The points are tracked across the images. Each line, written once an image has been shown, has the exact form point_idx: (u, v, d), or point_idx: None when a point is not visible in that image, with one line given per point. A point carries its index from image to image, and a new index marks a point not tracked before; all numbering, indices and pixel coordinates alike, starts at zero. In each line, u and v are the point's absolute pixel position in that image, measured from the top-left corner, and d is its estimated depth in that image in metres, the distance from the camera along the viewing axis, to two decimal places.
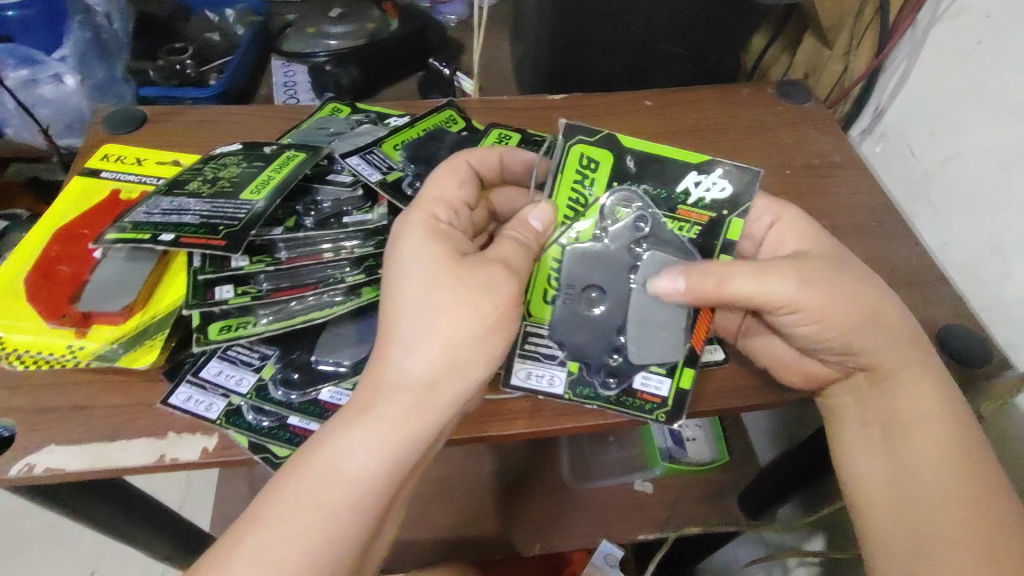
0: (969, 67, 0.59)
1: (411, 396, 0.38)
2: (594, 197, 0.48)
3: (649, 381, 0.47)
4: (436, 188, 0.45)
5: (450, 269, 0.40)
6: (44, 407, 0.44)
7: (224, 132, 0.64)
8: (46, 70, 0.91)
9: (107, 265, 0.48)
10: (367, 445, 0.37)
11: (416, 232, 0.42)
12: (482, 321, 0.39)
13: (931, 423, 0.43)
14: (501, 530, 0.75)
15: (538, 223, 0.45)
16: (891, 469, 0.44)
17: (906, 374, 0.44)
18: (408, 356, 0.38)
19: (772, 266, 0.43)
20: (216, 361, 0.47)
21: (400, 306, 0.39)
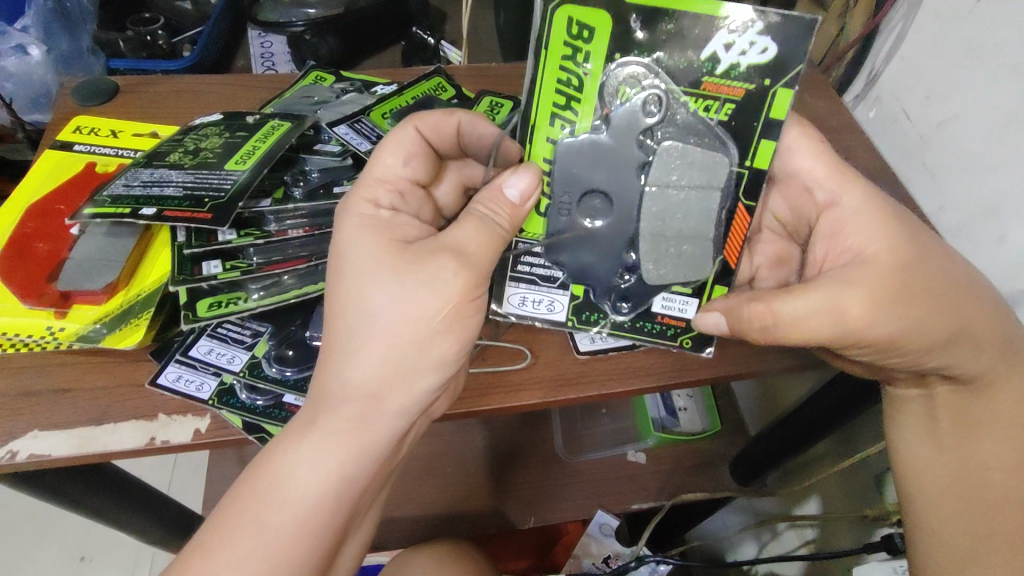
0: (967, 25, 0.58)
1: (356, 407, 0.36)
2: (591, 75, 0.41)
3: (672, 303, 0.47)
4: (378, 166, 0.43)
5: (387, 261, 0.38)
6: (24, 391, 0.42)
7: (202, 102, 0.61)
8: (8, 41, 0.81)
9: (86, 242, 0.46)
10: (311, 457, 0.36)
11: (354, 225, 0.40)
12: (425, 324, 0.36)
13: (1012, 426, 0.43)
14: (496, 504, 0.75)
15: (515, 193, 0.41)
16: (958, 465, 0.43)
17: (997, 377, 0.43)
18: (348, 364, 0.37)
19: (844, 292, 0.40)
20: (205, 340, 0.45)
21: (339, 311, 0.38)
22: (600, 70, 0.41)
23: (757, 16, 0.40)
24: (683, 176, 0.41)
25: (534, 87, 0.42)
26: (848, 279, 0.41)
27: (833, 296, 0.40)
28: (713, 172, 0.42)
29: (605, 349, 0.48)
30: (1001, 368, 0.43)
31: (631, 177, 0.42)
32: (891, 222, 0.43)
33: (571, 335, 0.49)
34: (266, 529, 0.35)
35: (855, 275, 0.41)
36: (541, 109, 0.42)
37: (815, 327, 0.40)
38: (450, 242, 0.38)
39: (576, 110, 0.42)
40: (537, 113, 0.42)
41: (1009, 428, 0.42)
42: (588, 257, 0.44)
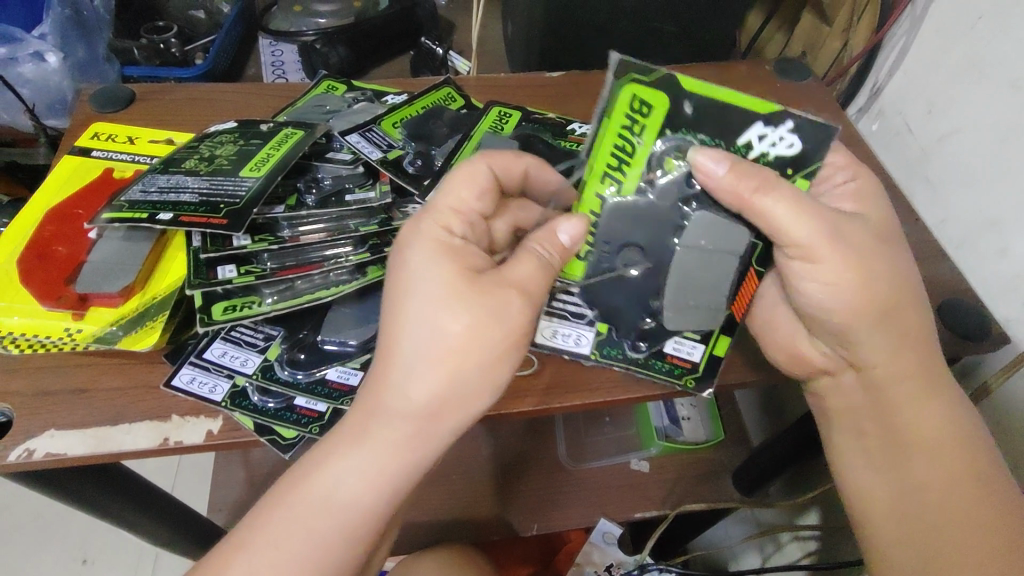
0: (969, 41, 0.59)
1: (413, 423, 0.37)
2: (644, 146, 0.42)
3: (682, 346, 0.48)
4: (452, 196, 0.41)
5: (459, 287, 0.37)
6: (42, 391, 0.43)
7: (216, 110, 0.62)
8: (25, 48, 0.82)
9: (104, 246, 0.47)
10: (364, 469, 0.37)
11: (425, 246, 0.39)
12: (489, 353, 0.37)
13: (937, 441, 0.43)
14: (498, 510, 0.75)
15: (567, 237, 0.42)
16: (895, 487, 0.44)
17: (907, 393, 0.43)
18: (411, 382, 0.36)
19: (809, 204, 0.40)
20: (219, 342, 0.46)
21: (403, 328, 0.37)
22: (651, 144, 0.42)
23: (790, 117, 0.41)
24: (717, 245, 0.43)
25: (593, 144, 0.42)
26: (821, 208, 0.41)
27: (809, 215, 0.40)
28: (737, 242, 0.44)
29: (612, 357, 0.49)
30: (919, 369, 0.43)
31: (667, 236, 0.44)
32: (873, 197, 0.45)
33: None
34: (300, 533, 0.36)
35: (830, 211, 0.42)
36: (593, 171, 0.43)
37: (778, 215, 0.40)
38: (515, 280, 0.39)
39: (625, 175, 0.43)
40: (591, 167, 0.43)
41: (937, 444, 0.43)
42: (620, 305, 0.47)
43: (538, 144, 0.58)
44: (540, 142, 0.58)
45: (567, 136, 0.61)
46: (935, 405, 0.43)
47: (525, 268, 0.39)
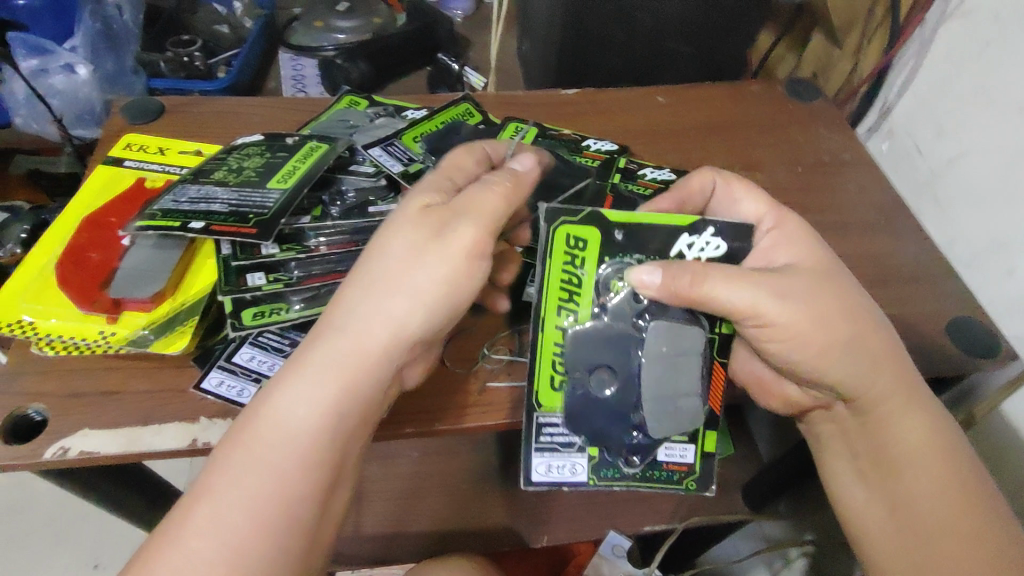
0: (977, 66, 0.61)
1: (351, 339, 0.39)
2: (589, 274, 0.44)
3: (673, 450, 0.47)
4: (452, 159, 0.48)
5: (421, 215, 0.42)
6: (76, 392, 0.45)
7: (242, 124, 0.65)
8: (57, 60, 0.85)
9: (136, 252, 0.49)
10: (307, 387, 0.38)
11: (419, 190, 0.45)
12: (433, 275, 0.40)
13: (922, 457, 0.44)
14: (510, 519, 0.75)
15: (521, 165, 0.46)
16: (885, 501, 0.45)
17: (886, 412, 0.44)
18: (357, 304, 0.40)
19: (749, 276, 0.42)
20: (248, 347, 0.47)
21: (366, 258, 0.41)
22: (594, 272, 0.45)
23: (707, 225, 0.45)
24: (678, 349, 0.42)
25: (541, 287, 0.44)
26: (763, 275, 0.42)
27: (754, 291, 0.41)
28: (695, 340, 0.43)
29: None
30: (892, 390, 0.43)
31: (631, 349, 0.43)
32: (800, 239, 0.46)
33: None
34: (262, 469, 0.36)
35: (767, 273, 0.42)
36: (547, 306, 0.45)
37: (727, 295, 0.41)
38: (476, 205, 0.42)
39: (579, 304, 0.45)
40: (545, 307, 0.45)
41: (925, 459, 0.44)
42: (601, 431, 0.44)
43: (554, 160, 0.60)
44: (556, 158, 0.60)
45: (582, 152, 0.63)
46: (915, 414, 0.44)
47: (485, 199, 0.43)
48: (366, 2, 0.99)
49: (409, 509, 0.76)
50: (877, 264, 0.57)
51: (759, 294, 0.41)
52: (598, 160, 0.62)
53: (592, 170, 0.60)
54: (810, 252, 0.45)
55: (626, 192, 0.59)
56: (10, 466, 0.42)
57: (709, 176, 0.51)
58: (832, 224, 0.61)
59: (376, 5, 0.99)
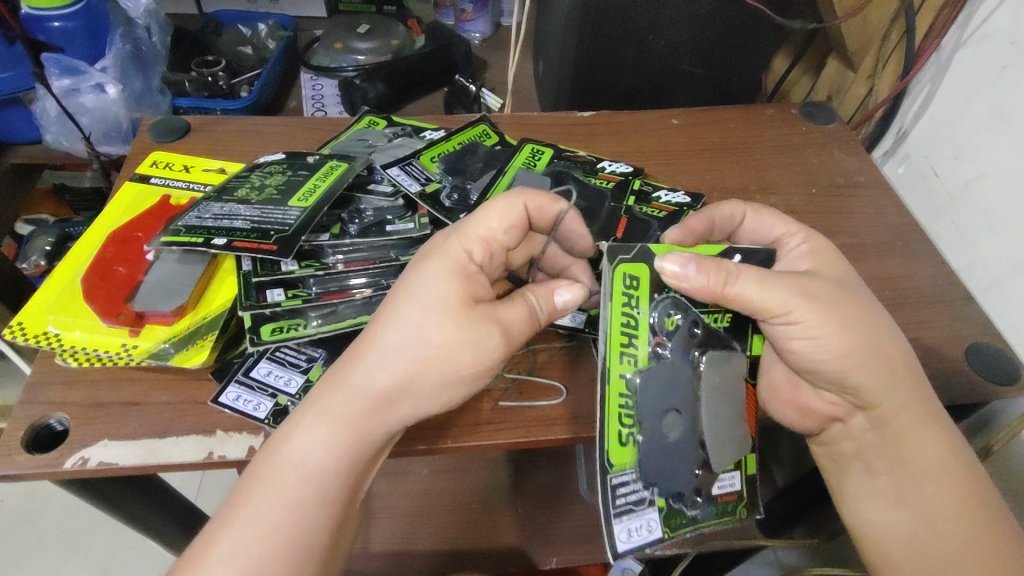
0: (994, 90, 0.61)
1: (370, 403, 0.39)
2: (644, 316, 0.44)
3: (724, 482, 0.46)
4: (483, 222, 0.44)
5: (456, 309, 0.40)
6: (97, 402, 0.46)
7: (264, 142, 0.66)
8: (88, 80, 0.84)
9: (160, 266, 0.50)
10: (324, 436, 0.38)
11: (443, 266, 0.41)
12: (457, 372, 0.40)
13: (943, 472, 0.44)
14: (519, 540, 0.75)
15: (562, 300, 0.44)
16: (909, 522, 0.44)
17: (909, 426, 0.44)
18: (376, 367, 0.39)
19: (775, 277, 0.43)
20: (265, 362, 0.48)
21: (387, 320, 0.40)
22: (647, 314, 0.44)
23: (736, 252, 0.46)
24: (728, 379, 0.44)
25: (605, 333, 0.43)
26: (790, 277, 0.43)
27: (781, 288, 0.42)
28: (737, 366, 0.45)
29: None
30: (905, 405, 0.44)
31: (689, 388, 0.43)
32: (828, 253, 0.48)
33: None
34: (283, 504, 0.38)
35: (792, 276, 0.44)
36: (611, 353, 0.43)
37: (757, 292, 0.42)
38: (504, 320, 0.41)
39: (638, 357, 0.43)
40: (609, 354, 0.43)
41: (944, 476, 0.44)
42: (671, 466, 0.43)
43: (570, 181, 0.61)
44: (571, 179, 0.61)
45: (597, 174, 0.63)
46: (935, 430, 0.44)
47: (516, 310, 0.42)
48: (385, 24, 1.01)
49: (418, 527, 0.75)
50: (893, 287, 0.57)
51: (787, 294, 0.42)
52: (612, 182, 0.63)
53: (606, 192, 0.61)
54: (831, 266, 0.47)
55: (640, 214, 0.60)
56: (30, 475, 0.42)
57: (738, 204, 0.52)
58: (847, 247, 0.60)
59: (395, 27, 1.01)
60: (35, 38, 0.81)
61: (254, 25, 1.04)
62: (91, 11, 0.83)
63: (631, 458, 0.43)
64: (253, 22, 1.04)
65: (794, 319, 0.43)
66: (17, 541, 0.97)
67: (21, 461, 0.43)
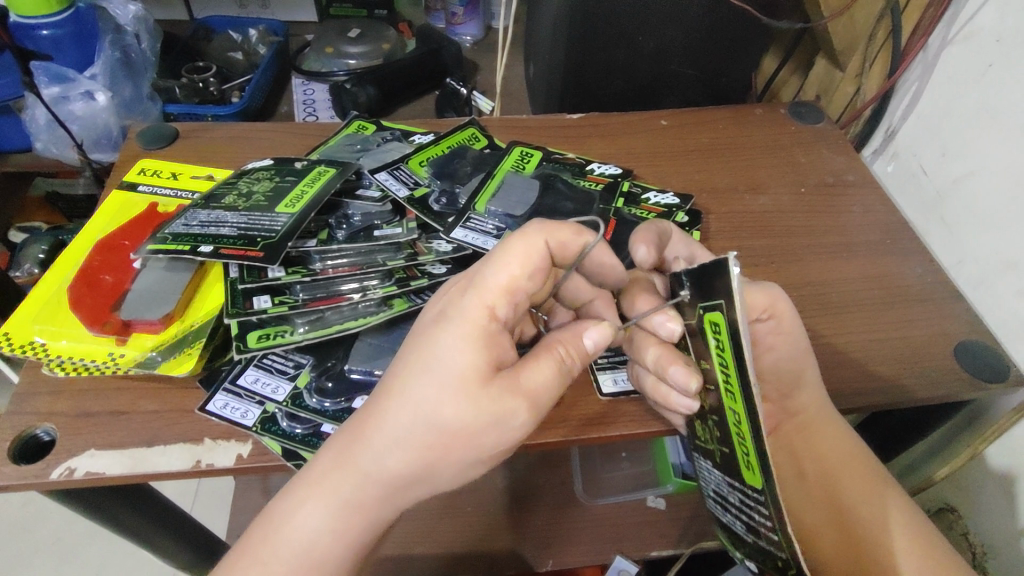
0: (981, 88, 0.61)
1: (382, 487, 0.37)
2: (713, 344, 0.38)
3: (711, 474, 0.46)
4: (504, 271, 0.39)
5: (475, 388, 0.36)
6: (84, 412, 0.45)
7: (253, 148, 0.66)
8: (77, 87, 0.84)
9: (147, 274, 0.50)
10: (329, 518, 0.37)
11: (456, 334, 0.37)
12: (478, 454, 0.37)
13: (851, 463, 0.48)
14: (514, 543, 0.74)
15: (592, 342, 0.41)
16: (829, 512, 0.46)
17: (816, 422, 0.47)
18: (385, 453, 0.37)
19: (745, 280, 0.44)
20: (252, 369, 0.48)
21: (394, 397, 0.37)
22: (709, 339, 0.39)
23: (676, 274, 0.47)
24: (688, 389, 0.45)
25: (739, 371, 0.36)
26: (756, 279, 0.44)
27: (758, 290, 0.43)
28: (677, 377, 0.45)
29: (627, 392, 0.50)
30: (816, 410, 0.47)
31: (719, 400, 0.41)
32: None
33: (594, 378, 0.51)
34: None
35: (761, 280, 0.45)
36: (737, 396, 0.36)
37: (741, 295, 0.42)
38: (529, 389, 0.38)
39: (735, 392, 0.37)
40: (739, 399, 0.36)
41: (854, 468, 0.47)
42: (734, 478, 0.41)
43: (559, 184, 0.61)
44: (560, 181, 0.61)
45: (586, 176, 0.64)
46: (835, 429, 0.47)
47: (547, 374, 0.38)
48: (377, 28, 1.01)
49: (413, 531, 0.75)
50: (881, 287, 0.57)
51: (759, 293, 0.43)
52: (602, 183, 0.63)
53: (596, 193, 0.61)
54: None
55: (630, 216, 0.60)
56: (17, 486, 0.42)
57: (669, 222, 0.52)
58: (837, 246, 0.61)
59: (385, 31, 1.01)
60: (24, 46, 0.81)
61: (244, 30, 1.04)
62: (80, 19, 0.82)
63: (749, 481, 0.39)
64: (244, 27, 1.04)
65: (770, 318, 0.43)
66: (13, 550, 0.97)
67: (7, 472, 0.42)
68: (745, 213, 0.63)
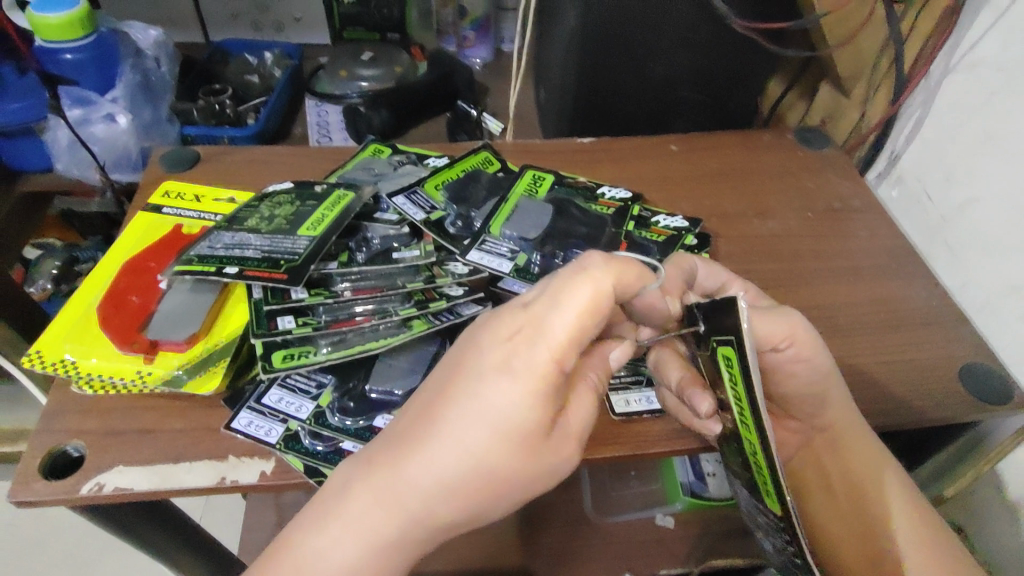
0: (982, 117, 0.63)
1: (429, 526, 0.39)
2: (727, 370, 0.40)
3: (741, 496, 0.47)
4: (573, 325, 0.37)
5: (531, 440, 0.37)
6: (112, 429, 0.47)
7: (272, 171, 0.68)
8: (98, 110, 0.87)
9: (173, 295, 0.52)
10: (369, 555, 0.38)
11: (519, 390, 0.37)
12: (523, 492, 0.39)
13: (877, 478, 0.48)
14: (524, 561, 0.75)
15: (615, 359, 0.43)
16: (852, 527, 0.48)
17: (844, 437, 0.47)
18: (435, 496, 0.38)
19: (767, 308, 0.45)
20: (276, 389, 0.49)
21: (447, 447, 0.37)
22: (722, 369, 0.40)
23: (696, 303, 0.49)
24: None
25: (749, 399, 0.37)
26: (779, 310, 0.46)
27: (778, 320, 0.44)
28: None
29: (639, 412, 0.51)
30: (844, 426, 0.47)
31: None
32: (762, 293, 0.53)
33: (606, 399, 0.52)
34: None
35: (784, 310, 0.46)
36: (750, 423, 0.38)
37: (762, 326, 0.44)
38: (574, 428, 0.40)
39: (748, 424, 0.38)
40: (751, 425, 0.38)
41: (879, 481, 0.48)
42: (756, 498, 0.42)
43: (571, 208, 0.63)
44: (572, 206, 0.62)
45: (597, 200, 0.65)
46: (863, 445, 0.47)
47: (587, 410, 0.40)
48: (390, 52, 1.04)
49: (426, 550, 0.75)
50: (887, 311, 0.58)
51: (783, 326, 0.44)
52: (613, 208, 0.64)
53: (607, 217, 0.63)
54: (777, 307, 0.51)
55: (640, 238, 0.61)
56: (49, 502, 0.43)
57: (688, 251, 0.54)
58: (843, 269, 0.62)
59: (398, 55, 1.04)
60: (48, 70, 0.83)
61: (260, 54, 1.06)
62: (102, 43, 0.84)
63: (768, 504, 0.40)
64: (260, 51, 1.07)
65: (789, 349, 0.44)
66: (25, 565, 0.98)
67: (38, 487, 0.44)
68: (752, 236, 0.64)
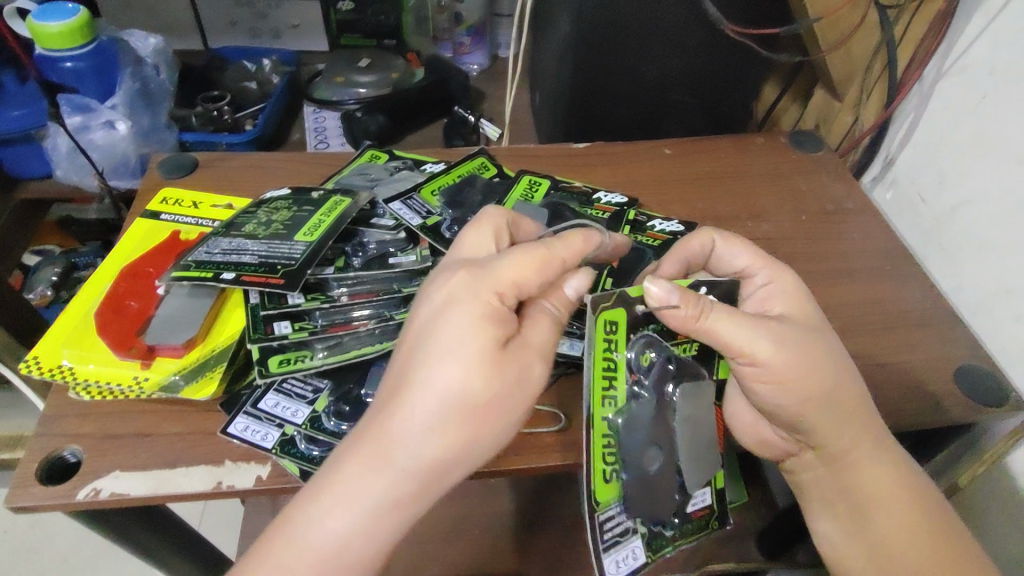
0: (974, 119, 0.63)
1: (418, 479, 0.37)
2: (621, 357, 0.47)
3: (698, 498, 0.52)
4: (513, 265, 0.40)
5: (495, 355, 0.38)
6: (110, 434, 0.47)
7: (269, 177, 0.68)
8: (99, 117, 0.87)
9: (170, 300, 0.52)
10: (366, 518, 0.37)
11: (470, 314, 0.38)
12: (504, 425, 0.39)
13: (890, 495, 0.46)
14: (521, 566, 0.75)
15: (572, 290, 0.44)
16: (862, 546, 0.47)
17: (854, 455, 0.46)
18: (416, 438, 0.37)
19: (745, 314, 0.44)
20: (273, 393, 0.49)
21: (414, 385, 0.37)
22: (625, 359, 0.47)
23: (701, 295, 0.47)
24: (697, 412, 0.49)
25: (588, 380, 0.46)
26: (763, 320, 0.44)
27: (753, 333, 0.43)
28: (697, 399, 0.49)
29: None
30: (855, 446, 0.46)
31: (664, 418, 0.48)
32: (796, 290, 0.48)
33: None
34: None
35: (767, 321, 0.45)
36: (595, 402, 0.46)
37: (724, 333, 0.43)
38: (536, 344, 0.40)
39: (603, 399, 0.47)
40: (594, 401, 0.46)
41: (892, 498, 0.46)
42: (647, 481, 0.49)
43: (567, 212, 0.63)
44: (568, 211, 0.63)
45: (593, 205, 0.66)
46: (876, 461, 0.46)
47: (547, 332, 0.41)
48: (386, 58, 1.05)
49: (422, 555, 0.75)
50: (881, 313, 0.59)
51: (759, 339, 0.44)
52: (608, 212, 0.65)
53: (603, 222, 0.63)
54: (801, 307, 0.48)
55: (635, 242, 0.62)
56: (46, 506, 0.44)
57: (707, 235, 0.52)
58: (837, 272, 0.62)
59: (394, 61, 1.04)
60: (49, 79, 0.84)
61: (257, 60, 1.07)
62: (100, 52, 0.85)
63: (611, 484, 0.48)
64: (257, 57, 1.07)
65: (759, 361, 0.44)
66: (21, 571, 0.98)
67: (35, 492, 0.44)
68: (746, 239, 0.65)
